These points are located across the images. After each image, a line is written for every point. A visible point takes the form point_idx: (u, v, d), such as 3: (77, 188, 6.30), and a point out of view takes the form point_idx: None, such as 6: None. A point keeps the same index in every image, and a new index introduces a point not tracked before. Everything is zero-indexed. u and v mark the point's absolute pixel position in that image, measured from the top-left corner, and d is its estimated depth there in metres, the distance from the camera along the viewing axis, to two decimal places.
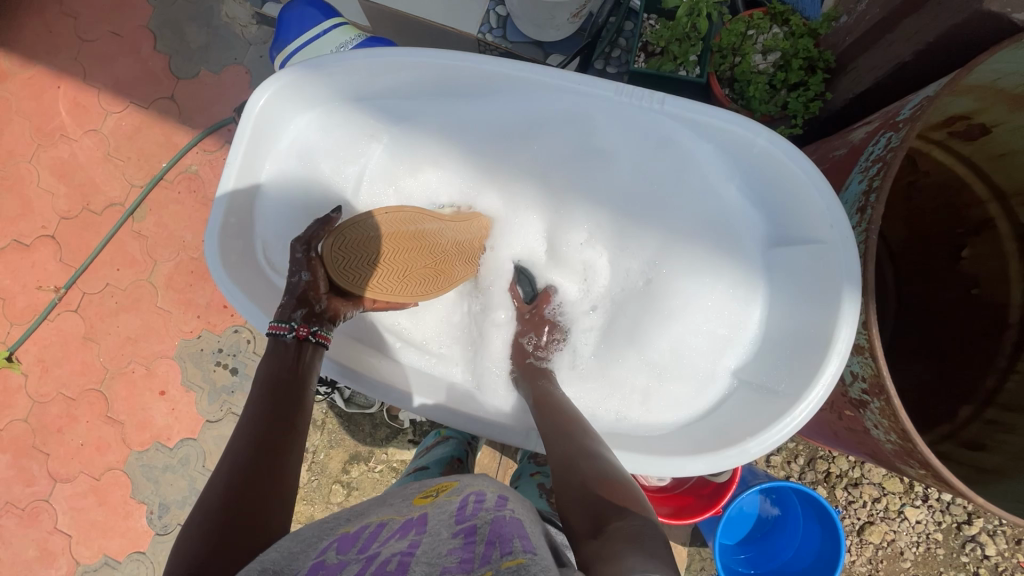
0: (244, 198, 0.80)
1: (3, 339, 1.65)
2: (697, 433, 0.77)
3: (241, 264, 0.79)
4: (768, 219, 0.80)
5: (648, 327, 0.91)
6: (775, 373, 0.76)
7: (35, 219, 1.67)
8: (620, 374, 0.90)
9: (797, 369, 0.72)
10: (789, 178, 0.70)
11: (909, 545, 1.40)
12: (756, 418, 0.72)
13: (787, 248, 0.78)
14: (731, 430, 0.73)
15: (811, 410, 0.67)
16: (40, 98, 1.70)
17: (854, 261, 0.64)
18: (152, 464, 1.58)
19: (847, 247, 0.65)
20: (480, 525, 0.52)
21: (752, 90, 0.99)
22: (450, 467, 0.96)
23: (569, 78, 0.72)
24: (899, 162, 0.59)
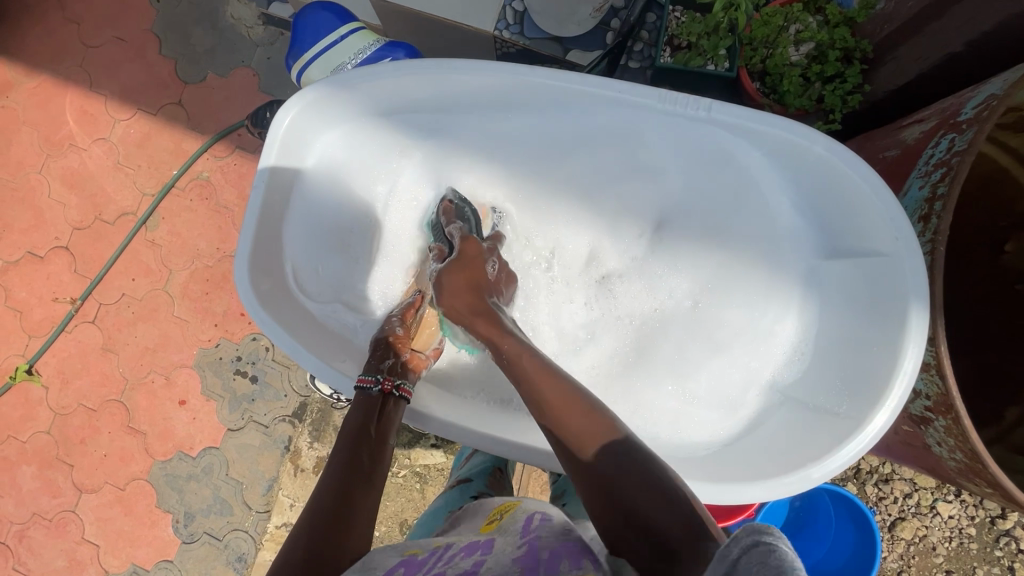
0: (273, 222, 0.75)
1: (22, 351, 1.65)
2: (745, 457, 0.73)
3: (274, 291, 0.75)
4: (822, 228, 0.76)
5: (687, 346, 0.86)
6: (833, 395, 0.71)
7: (48, 230, 1.66)
8: (650, 393, 0.84)
9: (858, 392, 0.68)
10: (852, 192, 0.67)
11: (942, 541, 1.38)
12: (817, 442, 0.68)
13: (842, 262, 0.74)
14: (789, 454, 0.69)
15: (876, 433, 0.64)
16: (46, 107, 1.68)
17: (922, 275, 0.61)
18: (176, 473, 1.58)
19: (913, 259, 0.61)
20: (543, 540, 0.58)
21: (786, 83, 0.95)
22: (493, 479, 0.95)
23: (609, 87, 0.68)
24: (967, 169, 0.56)
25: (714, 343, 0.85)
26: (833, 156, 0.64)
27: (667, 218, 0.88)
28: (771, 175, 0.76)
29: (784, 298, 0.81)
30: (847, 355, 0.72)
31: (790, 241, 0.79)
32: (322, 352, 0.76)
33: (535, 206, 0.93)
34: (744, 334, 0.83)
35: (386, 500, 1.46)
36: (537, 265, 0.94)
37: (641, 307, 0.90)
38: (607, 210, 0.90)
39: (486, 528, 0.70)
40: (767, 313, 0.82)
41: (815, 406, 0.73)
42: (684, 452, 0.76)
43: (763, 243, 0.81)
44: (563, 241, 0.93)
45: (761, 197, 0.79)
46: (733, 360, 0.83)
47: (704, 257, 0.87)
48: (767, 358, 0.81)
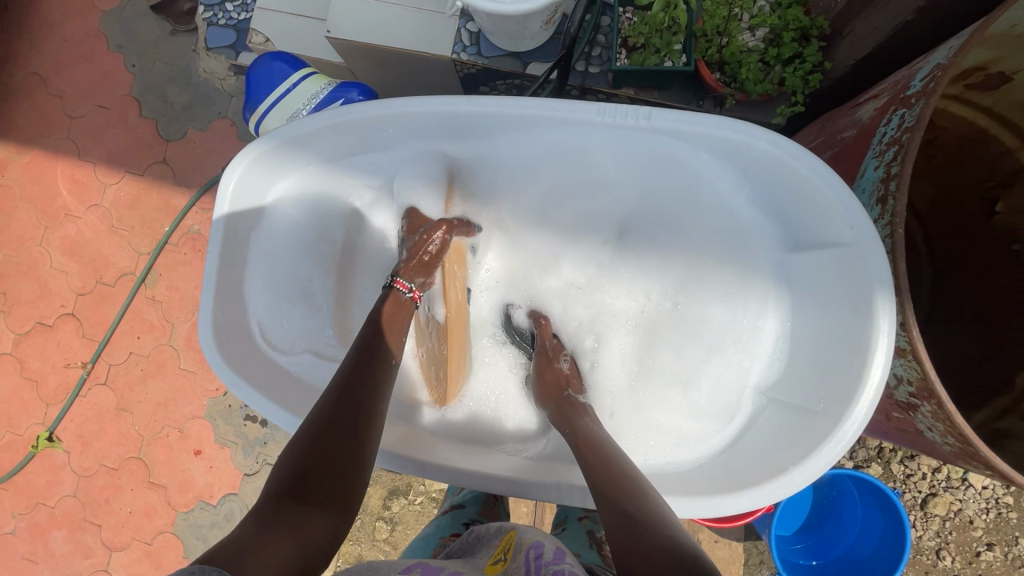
0: (232, 280, 0.77)
1: (42, 420, 1.69)
2: (738, 464, 0.72)
3: (240, 349, 0.76)
4: (785, 222, 0.75)
5: (682, 350, 0.85)
6: (811, 391, 0.70)
7: (53, 299, 1.71)
8: (655, 405, 0.83)
9: (833, 386, 0.66)
10: (805, 182, 0.65)
11: (978, 513, 1.33)
12: (799, 441, 0.67)
13: (809, 254, 0.73)
14: (777, 456, 0.68)
15: (858, 426, 0.62)
16: (39, 181, 1.73)
17: (883, 261, 0.59)
18: (199, 523, 1.60)
19: (872, 247, 0.60)
20: None
21: (744, 71, 0.94)
22: (485, 505, 0.99)
23: (548, 106, 0.67)
24: (916, 146, 0.54)
25: (705, 346, 0.84)
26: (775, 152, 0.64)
27: (635, 225, 0.87)
28: (725, 175, 0.75)
29: (761, 294, 0.80)
30: (821, 349, 0.71)
31: (757, 240, 0.79)
32: (293, 405, 0.76)
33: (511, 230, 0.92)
34: (728, 336, 0.82)
35: (405, 528, 1.47)
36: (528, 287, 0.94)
37: (626, 313, 0.90)
38: (575, 227, 0.90)
39: (489, 568, 0.66)
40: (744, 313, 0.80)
41: (796, 406, 0.72)
42: (692, 466, 0.75)
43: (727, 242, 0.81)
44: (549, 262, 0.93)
45: (722, 197, 0.78)
46: (720, 366, 0.81)
47: (675, 260, 0.86)
48: (754, 356, 0.80)
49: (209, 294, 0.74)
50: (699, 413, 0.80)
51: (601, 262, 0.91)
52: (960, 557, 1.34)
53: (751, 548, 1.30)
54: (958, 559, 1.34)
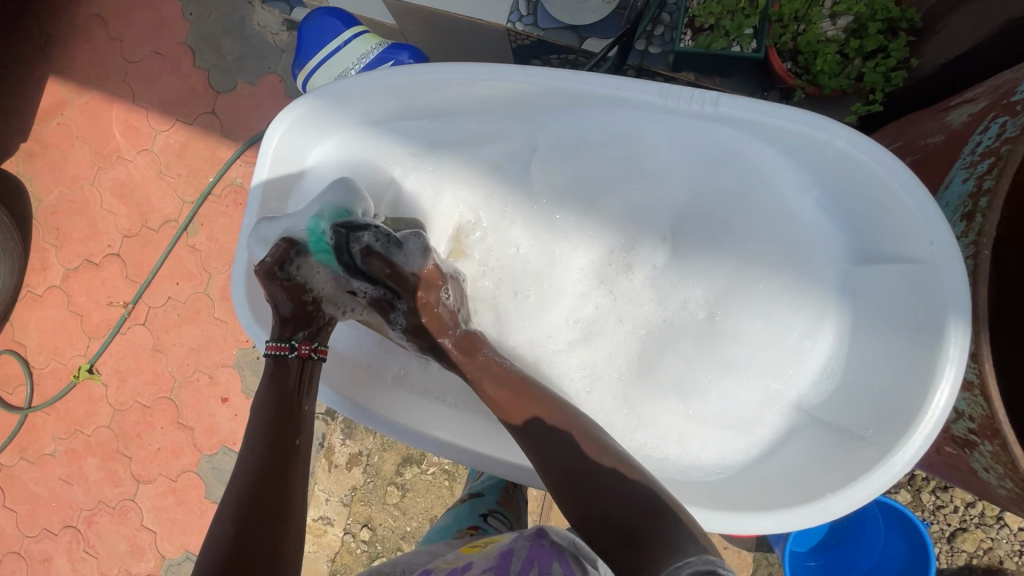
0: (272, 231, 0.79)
1: (84, 352, 1.78)
2: (769, 482, 0.68)
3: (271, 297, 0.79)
4: (858, 231, 0.69)
5: (698, 360, 0.81)
6: (865, 417, 0.66)
7: (101, 239, 1.77)
8: (653, 412, 0.81)
9: (891, 415, 0.62)
10: (881, 188, 0.60)
11: (1010, 555, 1.26)
12: (841, 468, 0.63)
13: (877, 268, 0.68)
14: (808, 478, 0.65)
15: (908, 457, 0.58)
16: (95, 122, 1.78)
17: (961, 284, 0.54)
18: (221, 466, 1.66)
19: (952, 270, 0.54)
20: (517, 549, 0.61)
21: (820, 62, 0.87)
22: (504, 494, 1.00)
23: (605, 84, 0.63)
24: (1019, 160, 0.49)
25: (729, 360, 0.79)
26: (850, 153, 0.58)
27: (685, 222, 0.81)
28: (794, 172, 0.70)
29: (817, 308, 0.74)
30: (880, 372, 0.66)
31: (822, 247, 0.74)
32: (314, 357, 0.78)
33: (528, 209, 0.86)
34: (764, 352, 0.77)
35: (415, 496, 1.50)
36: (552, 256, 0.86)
37: (647, 316, 0.84)
38: (612, 217, 0.84)
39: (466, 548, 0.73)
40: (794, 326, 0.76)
41: (843, 428, 0.68)
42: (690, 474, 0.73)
43: (783, 247, 0.76)
44: (562, 245, 0.86)
45: (784, 196, 0.73)
46: (753, 383, 0.78)
47: (721, 262, 0.79)
48: (795, 377, 0.75)
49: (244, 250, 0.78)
50: (708, 422, 0.78)
51: (644, 254, 0.83)
52: None
53: (762, 560, 1.27)
54: None
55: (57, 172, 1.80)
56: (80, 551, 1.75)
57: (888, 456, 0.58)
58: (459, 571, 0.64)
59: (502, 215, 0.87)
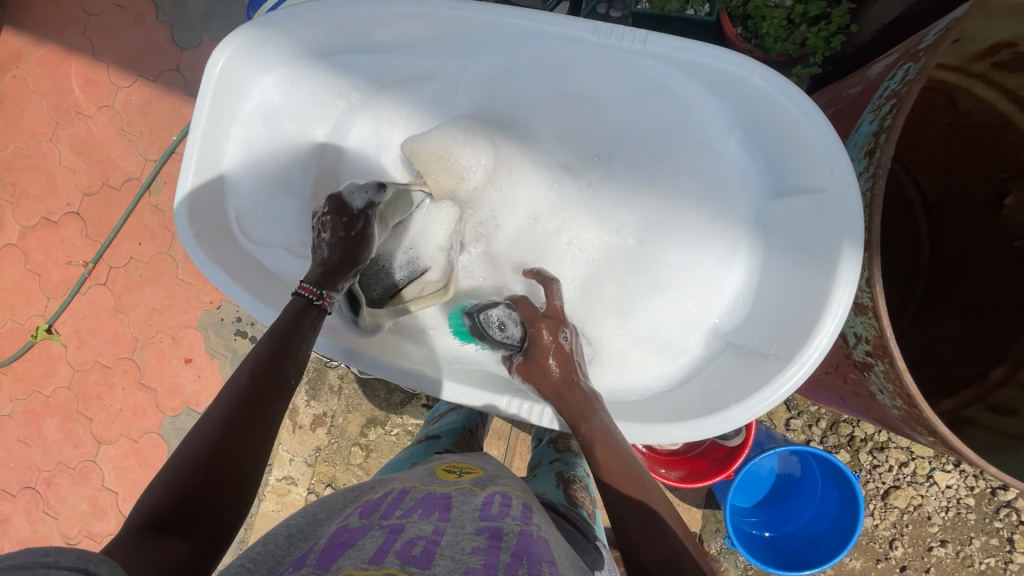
0: (211, 161, 0.78)
1: (42, 312, 1.74)
2: (685, 400, 0.73)
3: (214, 232, 0.79)
4: (769, 166, 0.73)
5: (630, 281, 0.86)
6: (768, 338, 0.70)
7: (60, 196, 1.73)
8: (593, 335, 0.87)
9: (789, 332, 0.67)
10: (789, 122, 0.64)
11: (938, 511, 1.36)
12: (745, 384, 0.68)
13: (787, 202, 0.71)
14: (715, 395, 0.70)
15: (802, 374, 0.62)
16: (53, 76, 1.72)
17: (857, 209, 0.58)
18: (185, 427, 1.66)
19: (848, 194, 0.59)
20: (507, 532, 0.57)
21: (766, 25, 0.90)
22: (461, 438, 1.00)
23: (544, 20, 0.65)
24: (914, 97, 0.52)
25: (655, 283, 0.84)
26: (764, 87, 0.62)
27: (617, 152, 0.84)
28: (718, 111, 0.73)
29: (734, 240, 0.78)
30: (784, 296, 0.71)
31: (743, 187, 0.77)
32: (261, 294, 0.78)
33: (471, 139, 0.86)
34: (686, 277, 0.81)
35: (379, 457, 1.53)
36: (495, 183, 0.89)
37: (588, 242, 0.87)
38: (550, 147, 0.87)
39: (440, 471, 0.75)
40: (720, 258, 0.79)
41: (750, 350, 0.73)
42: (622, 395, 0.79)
43: (710, 189, 0.79)
44: (503, 173, 0.88)
45: (715, 139, 0.77)
46: (675, 304, 0.82)
47: (651, 194, 0.83)
48: (715, 306, 0.80)
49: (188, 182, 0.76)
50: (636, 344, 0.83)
51: (574, 184, 0.87)
52: (911, 549, 1.37)
53: (709, 515, 1.35)
54: (910, 550, 1.37)
55: (13, 127, 1.75)
56: (39, 513, 1.73)
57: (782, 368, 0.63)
58: (440, 502, 0.64)
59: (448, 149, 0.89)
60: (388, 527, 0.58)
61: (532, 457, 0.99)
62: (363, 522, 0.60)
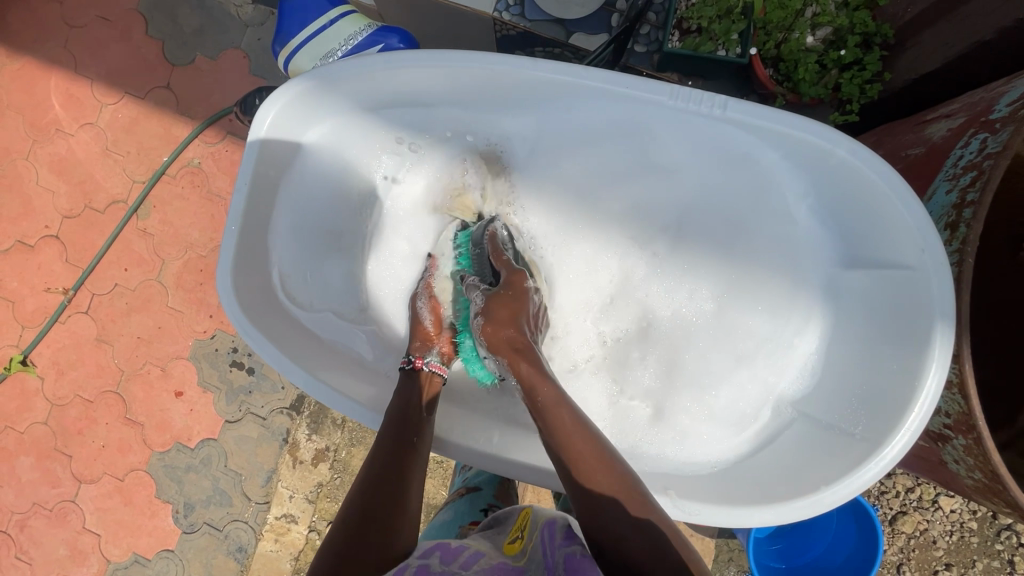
0: (259, 225, 0.71)
1: (16, 342, 1.62)
2: (758, 478, 0.67)
3: (259, 296, 0.71)
4: (844, 235, 0.69)
5: (705, 355, 0.78)
6: (848, 413, 0.66)
7: (36, 219, 1.62)
8: (670, 409, 0.77)
9: (877, 413, 0.63)
10: (870, 195, 0.62)
11: (942, 534, 1.36)
12: (829, 461, 0.64)
13: (867, 271, 0.67)
14: (796, 474, 0.65)
15: (894, 458, 0.60)
16: (31, 91, 1.62)
17: (951, 291, 0.57)
18: (175, 464, 1.56)
19: (940, 276, 0.57)
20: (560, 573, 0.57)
21: (801, 71, 0.91)
22: (501, 489, 0.98)
23: (618, 81, 0.62)
24: (999, 175, 0.53)
25: (733, 356, 0.77)
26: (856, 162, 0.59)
27: (689, 219, 0.79)
28: (790, 179, 0.69)
29: (804, 310, 0.73)
30: (863, 372, 0.67)
31: (814, 253, 0.72)
32: (315, 369, 0.71)
33: (540, 206, 0.84)
34: (762, 351, 0.75)
35: None
36: (605, 249, 0.84)
37: (681, 311, 0.81)
38: (620, 209, 0.81)
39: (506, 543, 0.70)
40: (790, 326, 0.74)
41: (826, 424, 0.68)
42: (694, 471, 0.70)
43: (781, 256, 0.74)
44: (598, 236, 0.83)
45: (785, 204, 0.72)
46: (746, 380, 0.75)
47: (726, 262, 0.78)
48: (780, 373, 0.74)
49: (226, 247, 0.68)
50: (710, 421, 0.75)
51: (653, 249, 0.81)
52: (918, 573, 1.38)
53: (723, 545, 1.36)
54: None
55: None
56: (11, 558, 1.60)
57: (881, 450, 0.60)
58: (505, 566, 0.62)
59: (527, 200, 0.84)
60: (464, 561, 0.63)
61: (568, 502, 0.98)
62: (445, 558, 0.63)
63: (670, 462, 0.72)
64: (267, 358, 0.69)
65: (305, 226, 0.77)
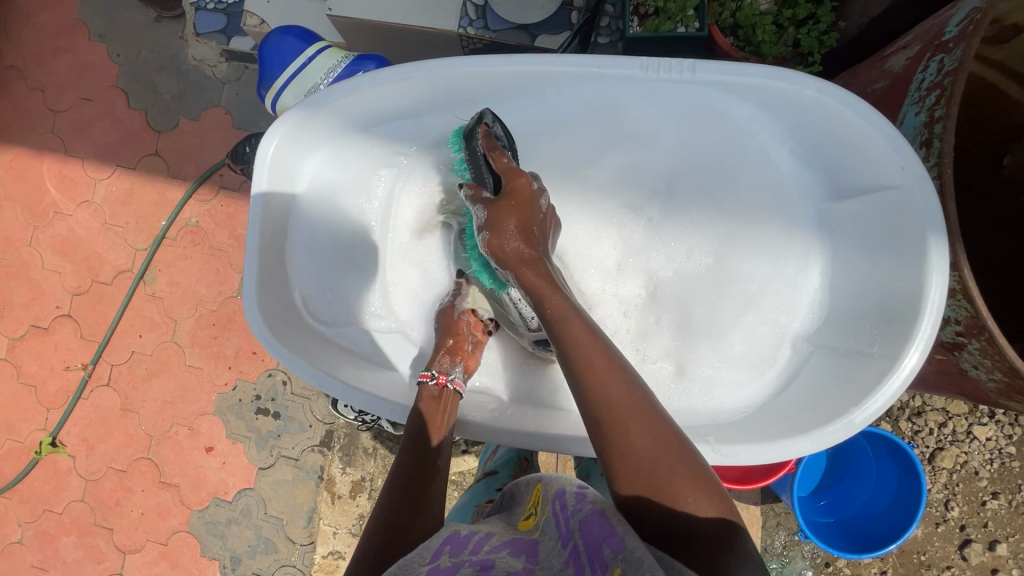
0: (276, 253, 0.74)
1: (43, 425, 1.64)
2: (787, 413, 0.70)
3: (283, 319, 0.73)
4: (826, 170, 0.71)
5: (715, 306, 0.81)
6: (863, 335, 0.68)
7: (47, 301, 1.65)
8: (695, 363, 0.80)
9: (890, 328, 0.65)
10: (843, 127, 0.65)
11: (983, 464, 1.36)
12: (850, 385, 0.66)
13: (852, 200, 0.70)
14: (822, 402, 0.68)
15: (911, 370, 0.62)
16: (25, 179, 1.66)
17: (936, 200, 0.60)
18: (215, 520, 1.57)
19: (923, 188, 0.60)
20: (575, 534, 0.52)
21: (760, 33, 0.94)
22: (519, 467, 0.96)
23: (588, 62, 0.65)
24: (962, 87, 0.57)
25: (740, 301, 0.79)
26: (826, 98, 0.62)
27: (678, 182, 0.82)
28: (768, 128, 0.72)
29: (803, 245, 0.76)
30: (866, 295, 0.69)
31: (802, 191, 0.75)
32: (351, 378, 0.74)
33: None
34: (766, 292, 0.78)
35: None
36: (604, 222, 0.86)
37: (681, 266, 0.83)
38: (610, 181, 0.84)
39: (523, 522, 0.66)
40: (792, 263, 0.76)
41: (845, 351, 0.70)
42: (727, 419, 0.74)
43: (773, 201, 0.77)
44: (594, 212, 0.86)
45: (766, 150, 0.75)
46: (757, 322, 0.78)
47: (721, 215, 0.81)
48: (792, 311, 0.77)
49: (251, 278, 0.71)
50: (731, 368, 0.78)
51: (650, 216, 0.84)
52: (966, 507, 1.37)
53: (768, 510, 1.38)
54: (966, 509, 1.37)
55: None
56: None
57: (898, 365, 0.62)
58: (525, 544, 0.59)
59: None
60: (478, 566, 0.55)
61: (584, 472, 1.01)
62: (453, 559, 0.56)
63: (702, 416, 0.75)
64: (305, 377, 0.71)
65: (317, 249, 0.80)
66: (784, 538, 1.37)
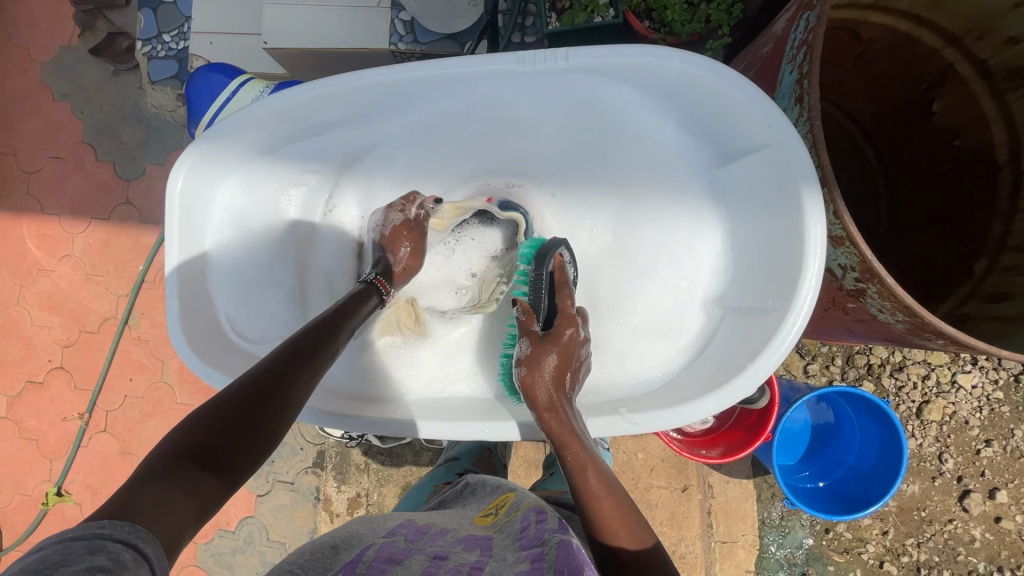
0: (193, 283, 0.78)
1: (48, 476, 1.68)
2: (701, 373, 0.79)
3: (206, 341, 0.77)
4: (705, 136, 0.80)
5: (619, 277, 0.93)
6: (760, 292, 0.75)
7: (40, 356, 1.70)
8: (611, 337, 0.91)
9: (777, 280, 0.73)
10: (718, 94, 0.71)
11: (972, 413, 1.32)
12: (755, 337, 0.73)
13: (729, 163, 0.79)
14: (734, 356, 0.75)
15: (804, 315, 0.68)
16: (7, 241, 1.72)
17: (803, 152, 0.65)
18: (221, 550, 1.59)
19: (791, 142, 0.65)
20: (546, 551, 0.55)
21: (670, 13, 0.96)
22: (479, 456, 1.06)
23: (476, 62, 0.72)
24: (821, 42, 0.59)
25: (642, 271, 0.91)
26: (689, 67, 0.68)
27: (569, 158, 0.95)
28: (648, 104, 0.80)
29: (694, 212, 0.86)
30: (755, 250, 0.78)
31: (687, 160, 0.84)
32: None
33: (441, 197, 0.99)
34: (665, 259, 0.89)
35: None
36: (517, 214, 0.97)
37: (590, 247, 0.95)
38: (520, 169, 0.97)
39: (478, 519, 0.70)
40: (688, 230, 0.86)
41: (747, 309, 0.78)
42: (647, 386, 0.83)
43: (659, 170, 0.87)
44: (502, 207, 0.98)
45: (648, 124, 0.84)
46: (660, 288, 0.89)
47: (612, 193, 0.93)
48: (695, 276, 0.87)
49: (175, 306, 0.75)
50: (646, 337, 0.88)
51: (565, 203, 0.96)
52: (961, 457, 1.32)
53: (762, 483, 1.34)
54: (961, 460, 1.33)
55: None
56: None
57: (789, 315, 0.69)
58: (479, 542, 0.63)
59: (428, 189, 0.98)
60: (433, 555, 0.59)
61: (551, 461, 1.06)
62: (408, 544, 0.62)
63: (624, 386, 0.85)
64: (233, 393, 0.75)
65: (240, 273, 0.83)
66: (779, 508, 1.34)
